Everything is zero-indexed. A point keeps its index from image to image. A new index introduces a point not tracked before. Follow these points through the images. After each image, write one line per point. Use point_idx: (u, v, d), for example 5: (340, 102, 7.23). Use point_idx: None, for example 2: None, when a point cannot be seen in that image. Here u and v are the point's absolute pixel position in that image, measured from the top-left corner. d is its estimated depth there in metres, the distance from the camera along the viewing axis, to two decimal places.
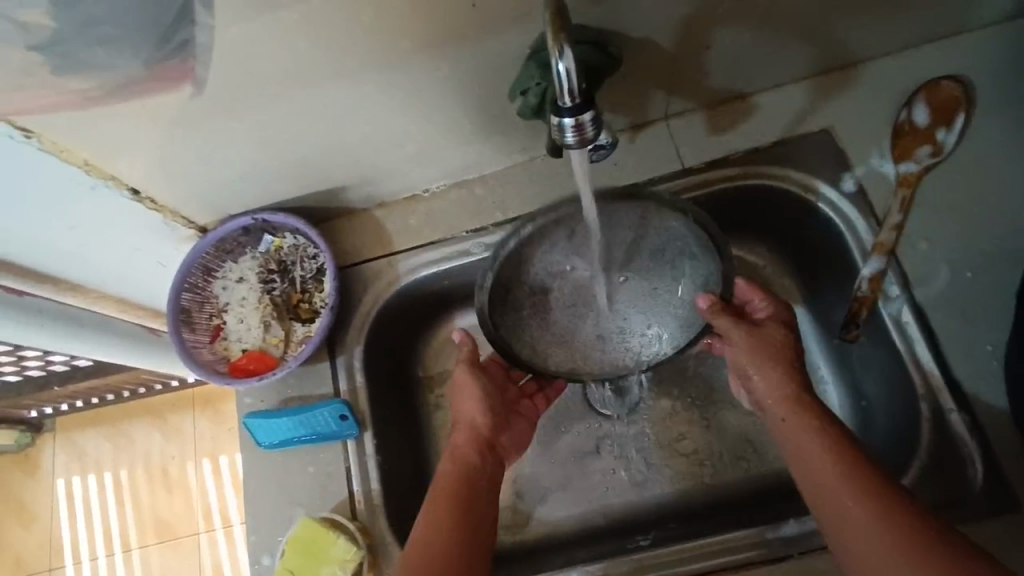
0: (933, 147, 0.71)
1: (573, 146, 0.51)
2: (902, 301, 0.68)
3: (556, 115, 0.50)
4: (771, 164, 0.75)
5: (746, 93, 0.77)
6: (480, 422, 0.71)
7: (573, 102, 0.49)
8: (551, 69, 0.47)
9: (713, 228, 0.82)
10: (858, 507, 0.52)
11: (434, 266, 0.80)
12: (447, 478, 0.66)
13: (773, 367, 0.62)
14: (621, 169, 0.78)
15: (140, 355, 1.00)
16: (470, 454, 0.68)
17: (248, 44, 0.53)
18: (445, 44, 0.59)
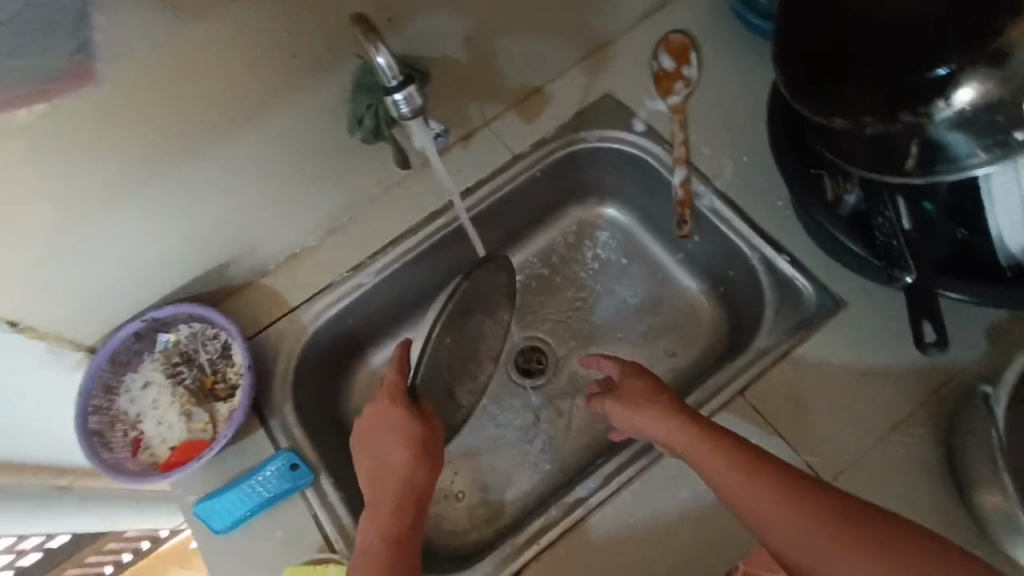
0: (684, 82, 0.92)
1: (408, 118, 0.64)
2: (710, 193, 0.85)
3: (387, 96, 0.62)
4: (579, 131, 0.92)
5: (540, 86, 0.94)
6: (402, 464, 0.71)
7: (397, 81, 0.61)
8: (373, 60, 0.60)
9: (558, 200, 0.98)
10: (826, 538, 0.56)
11: (333, 308, 0.86)
12: (379, 529, 0.68)
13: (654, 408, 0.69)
14: (466, 173, 0.91)
15: (40, 518, 0.88)
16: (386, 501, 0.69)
17: (93, 127, 0.58)
18: (278, 94, 0.68)
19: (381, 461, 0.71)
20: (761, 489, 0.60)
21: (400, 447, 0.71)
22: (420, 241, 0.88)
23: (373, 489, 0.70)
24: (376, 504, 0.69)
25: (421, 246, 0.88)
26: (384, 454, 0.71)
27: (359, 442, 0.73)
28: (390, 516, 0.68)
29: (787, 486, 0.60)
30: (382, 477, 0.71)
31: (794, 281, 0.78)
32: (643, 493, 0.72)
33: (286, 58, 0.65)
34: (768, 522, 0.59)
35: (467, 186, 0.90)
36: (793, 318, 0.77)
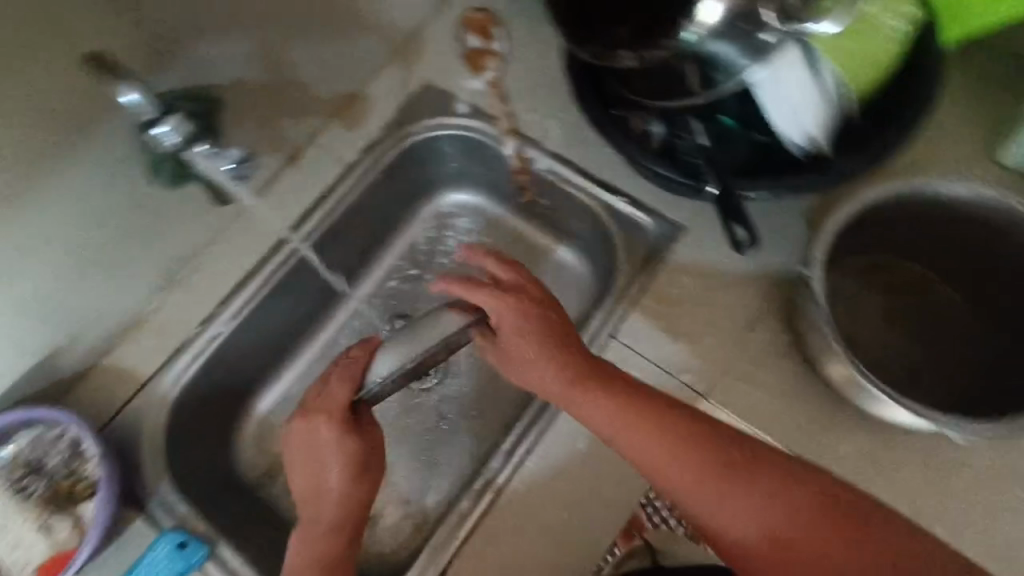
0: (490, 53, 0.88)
1: (177, 148, 0.77)
2: (543, 154, 0.86)
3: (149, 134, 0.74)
4: (406, 125, 0.91)
5: (357, 89, 0.93)
6: (346, 491, 0.64)
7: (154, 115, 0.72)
8: (126, 107, 0.73)
9: (406, 199, 0.97)
10: (737, 492, 0.57)
11: (190, 368, 0.79)
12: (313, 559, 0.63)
13: (542, 350, 0.66)
14: (302, 193, 0.87)
15: None
16: (329, 530, 0.63)
17: None
18: None
19: (326, 489, 0.64)
20: (666, 446, 0.59)
21: (351, 474, 0.64)
22: (268, 275, 0.83)
23: (315, 519, 0.64)
24: (313, 533, 0.63)
25: (272, 279, 0.83)
26: (330, 483, 0.64)
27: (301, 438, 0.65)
28: (337, 544, 0.63)
29: (696, 438, 0.59)
30: (327, 507, 0.64)
31: (639, 218, 0.81)
32: (545, 456, 0.73)
33: (61, 120, 0.78)
34: (679, 480, 0.58)
35: (306, 206, 0.86)
36: (645, 250, 0.79)
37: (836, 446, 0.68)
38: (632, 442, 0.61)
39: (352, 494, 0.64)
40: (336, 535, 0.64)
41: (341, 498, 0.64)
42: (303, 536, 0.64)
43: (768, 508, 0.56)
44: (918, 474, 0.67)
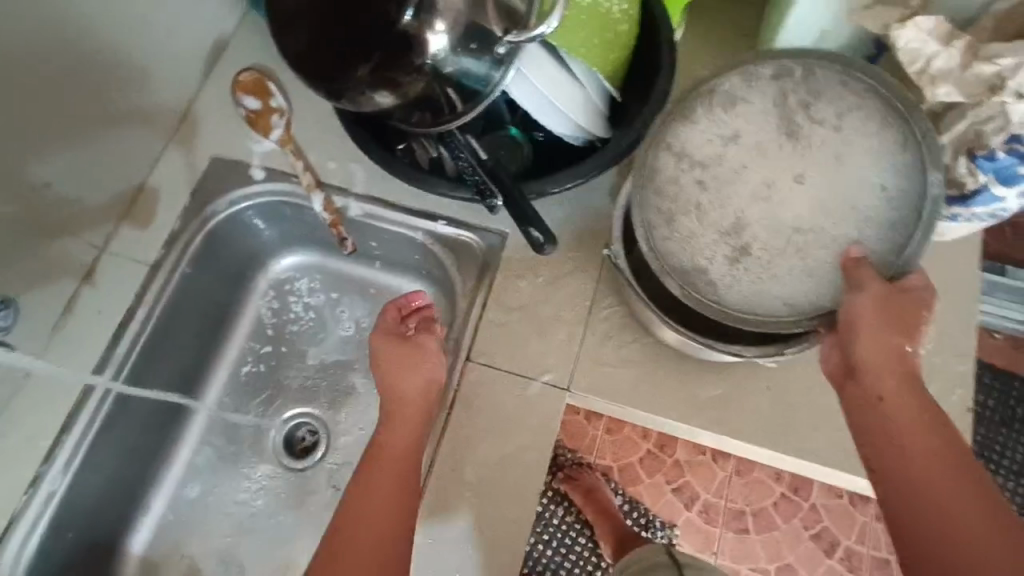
0: (277, 113, 0.87)
1: None
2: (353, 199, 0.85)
3: None
4: (203, 207, 0.86)
5: (142, 184, 0.87)
6: (424, 390, 0.67)
7: None
8: None
9: (235, 278, 0.92)
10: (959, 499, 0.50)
11: (34, 534, 0.73)
12: (398, 455, 0.64)
13: (874, 292, 0.55)
14: (108, 311, 0.81)
15: None
16: (416, 420, 0.66)
17: None
18: None
19: (406, 389, 0.67)
20: (960, 500, 0.50)
21: (427, 372, 0.68)
22: (91, 410, 0.77)
23: (400, 410, 0.66)
24: (404, 421, 0.66)
25: (98, 414, 0.77)
26: (408, 384, 0.67)
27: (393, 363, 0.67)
28: (408, 441, 0.65)
29: (982, 497, 0.51)
30: (410, 403, 0.67)
31: (461, 238, 0.82)
32: (438, 499, 0.71)
33: None
34: (922, 475, 0.52)
35: (118, 323, 0.81)
36: (477, 267, 0.81)
37: (693, 395, 0.72)
38: (905, 453, 0.53)
39: (422, 398, 0.67)
40: (412, 434, 0.66)
41: (427, 394, 0.67)
42: (387, 428, 0.65)
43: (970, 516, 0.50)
44: (768, 399, 0.72)
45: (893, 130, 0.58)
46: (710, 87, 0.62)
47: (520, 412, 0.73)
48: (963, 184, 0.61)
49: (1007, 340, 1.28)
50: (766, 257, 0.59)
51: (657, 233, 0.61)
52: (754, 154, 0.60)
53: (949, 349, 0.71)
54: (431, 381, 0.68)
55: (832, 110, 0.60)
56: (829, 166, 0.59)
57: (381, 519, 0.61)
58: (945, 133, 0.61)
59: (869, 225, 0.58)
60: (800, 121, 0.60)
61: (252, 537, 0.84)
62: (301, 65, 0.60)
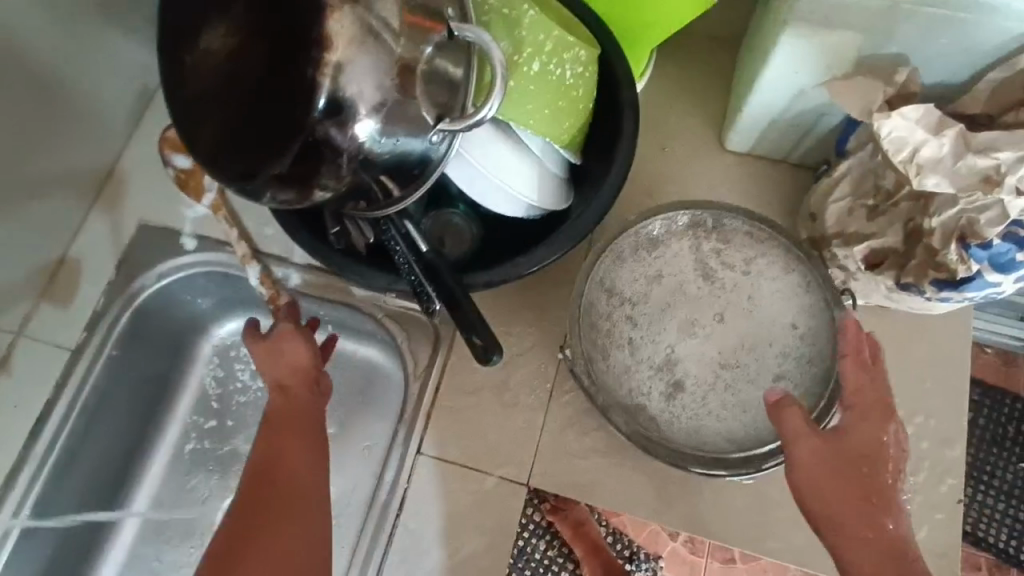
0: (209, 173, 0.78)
1: None
2: (296, 271, 0.78)
3: None
4: (128, 282, 0.78)
5: (60, 257, 0.79)
6: (306, 362, 0.63)
7: None
8: None
9: (172, 351, 0.84)
10: None
11: None
12: (280, 417, 0.61)
13: (808, 452, 0.51)
14: (24, 406, 0.74)
15: None
16: (302, 388, 0.62)
17: None
18: None
19: (288, 370, 0.63)
20: None
21: (304, 349, 0.64)
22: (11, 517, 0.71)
23: (282, 389, 0.62)
24: (287, 392, 0.62)
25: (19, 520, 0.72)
26: (287, 365, 0.63)
27: (260, 341, 0.63)
28: (298, 403, 0.61)
29: None
30: (292, 377, 0.63)
31: (409, 311, 0.75)
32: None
33: None
34: None
35: (34, 419, 0.74)
36: (426, 343, 0.73)
37: (661, 489, 0.67)
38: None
39: (308, 372, 0.63)
40: (302, 395, 0.62)
41: (305, 371, 0.63)
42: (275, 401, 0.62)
43: None
44: (742, 492, 0.66)
45: (801, 270, 0.63)
46: (640, 230, 0.65)
47: (476, 510, 0.68)
48: (953, 270, 0.56)
49: (999, 358, 1.22)
50: (698, 392, 0.62)
51: (596, 366, 0.62)
52: (677, 296, 0.65)
53: (935, 433, 0.66)
54: (310, 355, 0.64)
55: (742, 254, 0.65)
56: (744, 308, 0.65)
57: (286, 471, 0.59)
58: (934, 218, 0.56)
59: (790, 360, 0.63)
60: (714, 267, 0.65)
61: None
62: (209, 165, 0.52)
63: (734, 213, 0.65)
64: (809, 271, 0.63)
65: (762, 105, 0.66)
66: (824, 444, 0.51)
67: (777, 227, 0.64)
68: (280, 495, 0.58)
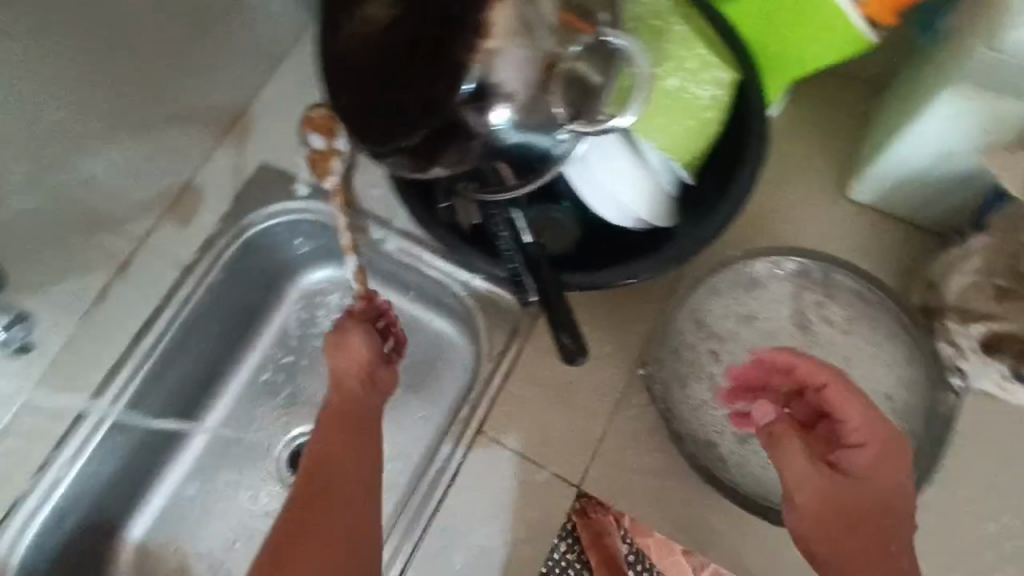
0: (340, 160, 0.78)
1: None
2: (391, 233, 0.80)
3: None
4: (241, 215, 0.84)
5: (185, 182, 0.85)
6: (361, 364, 0.68)
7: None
8: None
9: (266, 286, 0.90)
10: None
11: (34, 521, 0.74)
12: (336, 415, 0.67)
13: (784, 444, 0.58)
14: (133, 309, 0.81)
15: None
16: (356, 387, 0.67)
17: None
18: None
19: (344, 369, 0.67)
20: None
21: (360, 351, 0.67)
22: (105, 406, 0.78)
23: (338, 386, 0.68)
24: (341, 392, 0.68)
25: (112, 409, 0.78)
26: (343, 363, 0.67)
27: (326, 339, 0.68)
28: (348, 406, 0.67)
29: None
30: (348, 377, 0.68)
31: (496, 297, 0.75)
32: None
33: None
34: None
35: (140, 322, 0.80)
36: (505, 335, 0.74)
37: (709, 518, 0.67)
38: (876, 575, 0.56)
39: (361, 371, 0.68)
40: (349, 397, 0.67)
41: (361, 372, 0.68)
42: (335, 396, 0.68)
43: None
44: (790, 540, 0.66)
45: (902, 341, 0.67)
46: (744, 271, 0.71)
47: (523, 502, 0.68)
48: None
49: None
50: None
51: (673, 393, 0.70)
52: (766, 339, 0.71)
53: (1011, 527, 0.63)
54: (368, 357, 0.68)
55: (842, 314, 0.70)
56: (835, 365, 0.70)
57: (332, 476, 0.65)
58: None
59: None
60: (812, 320, 0.71)
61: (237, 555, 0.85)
62: (348, 120, 0.55)
63: (842, 270, 0.69)
64: (914, 342, 0.66)
65: (899, 156, 0.64)
66: (790, 429, 0.59)
67: (887, 290, 0.67)
68: (322, 493, 0.64)
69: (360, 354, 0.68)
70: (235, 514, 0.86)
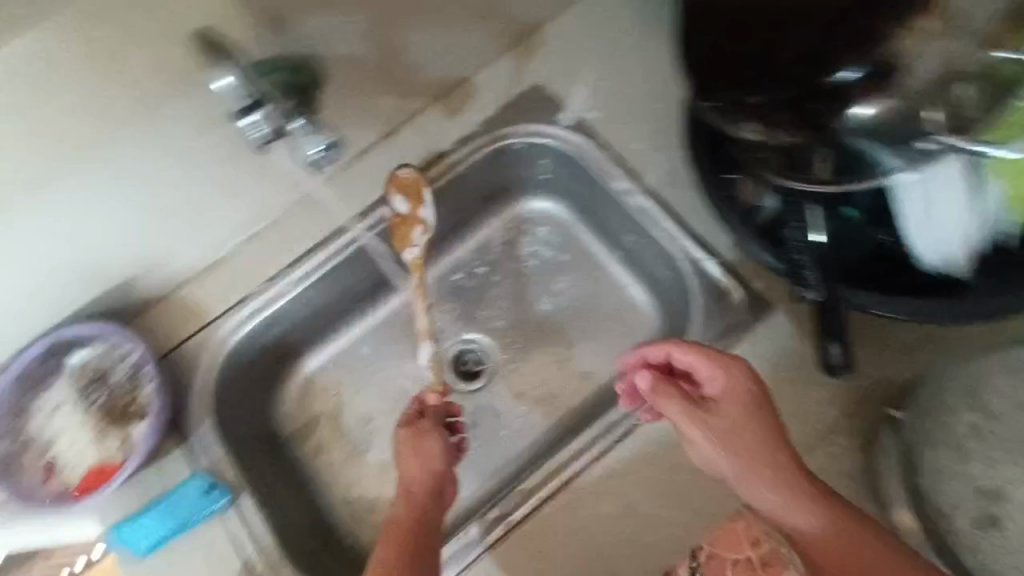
0: (421, 228, 0.82)
1: (271, 137, 0.74)
2: (639, 193, 0.82)
3: (251, 119, 0.72)
4: (503, 125, 0.88)
5: (464, 77, 0.89)
6: (438, 469, 0.71)
7: (252, 109, 0.71)
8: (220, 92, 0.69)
9: (490, 197, 0.95)
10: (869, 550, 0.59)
11: (251, 321, 0.84)
12: (395, 526, 0.68)
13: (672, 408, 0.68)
14: (385, 174, 0.87)
15: None
16: (425, 497, 0.70)
17: None
18: (145, 106, 0.65)
19: (420, 468, 0.71)
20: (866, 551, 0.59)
21: (435, 456, 0.71)
22: (338, 248, 0.86)
23: (409, 488, 0.70)
24: (412, 497, 0.70)
25: (342, 253, 0.86)
26: (419, 463, 0.71)
27: (407, 434, 0.73)
28: (413, 514, 0.69)
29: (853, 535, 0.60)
30: (422, 482, 0.70)
31: (724, 286, 0.77)
32: None
33: None
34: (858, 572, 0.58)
35: (388, 188, 0.87)
36: (720, 325, 0.76)
37: None
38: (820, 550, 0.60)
39: (439, 475, 0.71)
40: (419, 500, 0.70)
41: (432, 480, 0.71)
42: (403, 502, 0.70)
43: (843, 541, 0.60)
44: None
45: None
46: None
47: None
48: None
49: None
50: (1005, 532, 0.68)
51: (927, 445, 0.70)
52: None
53: None
54: (444, 464, 0.72)
55: None
56: None
57: None
58: None
59: None
60: None
61: (386, 420, 0.92)
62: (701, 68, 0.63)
63: None
64: None
65: None
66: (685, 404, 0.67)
67: None
68: None
69: (434, 458, 0.72)
70: (398, 385, 0.94)
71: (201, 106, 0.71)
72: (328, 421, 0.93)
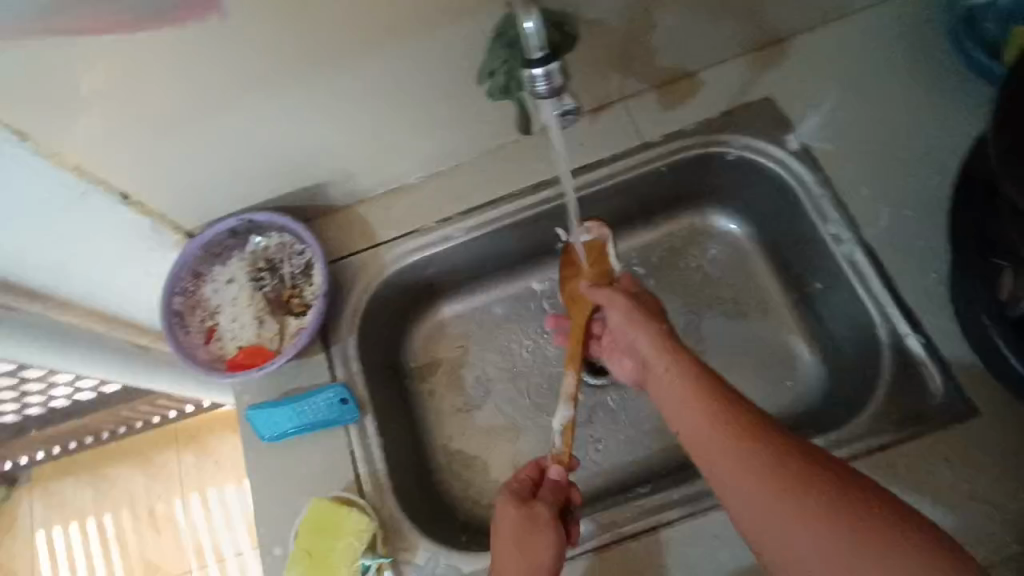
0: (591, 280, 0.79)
1: (543, 95, 0.61)
2: (852, 243, 0.75)
3: (528, 68, 0.60)
4: (723, 131, 0.82)
5: (694, 71, 0.84)
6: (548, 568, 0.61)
7: (541, 54, 0.59)
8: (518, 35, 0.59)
9: (677, 199, 0.90)
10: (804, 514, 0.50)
11: (417, 254, 0.85)
12: None
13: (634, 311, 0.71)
14: (586, 149, 0.84)
15: (127, 373, 0.97)
16: None
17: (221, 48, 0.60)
18: (404, 24, 0.65)
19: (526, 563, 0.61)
20: (819, 523, 0.50)
21: (545, 548, 0.62)
22: (519, 209, 0.84)
23: None
24: None
25: (521, 214, 0.85)
26: (526, 556, 0.62)
27: (511, 517, 0.64)
28: None
29: (821, 492, 0.51)
30: None
31: (922, 368, 0.70)
32: (693, 539, 0.68)
33: None
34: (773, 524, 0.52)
35: (585, 163, 0.84)
36: (906, 407, 0.69)
37: None
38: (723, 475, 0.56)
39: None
40: None
41: None
42: None
43: (804, 514, 0.50)
44: None
45: None
46: None
47: None
48: None
49: None
50: None
51: None
52: None
53: None
54: (555, 560, 0.62)
55: None
56: None
57: None
58: None
59: None
60: None
61: (508, 386, 0.92)
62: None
63: None
64: None
65: None
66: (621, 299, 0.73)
67: None
68: None
69: (542, 557, 0.62)
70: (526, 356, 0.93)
71: (453, 40, 0.69)
72: (451, 369, 0.93)
